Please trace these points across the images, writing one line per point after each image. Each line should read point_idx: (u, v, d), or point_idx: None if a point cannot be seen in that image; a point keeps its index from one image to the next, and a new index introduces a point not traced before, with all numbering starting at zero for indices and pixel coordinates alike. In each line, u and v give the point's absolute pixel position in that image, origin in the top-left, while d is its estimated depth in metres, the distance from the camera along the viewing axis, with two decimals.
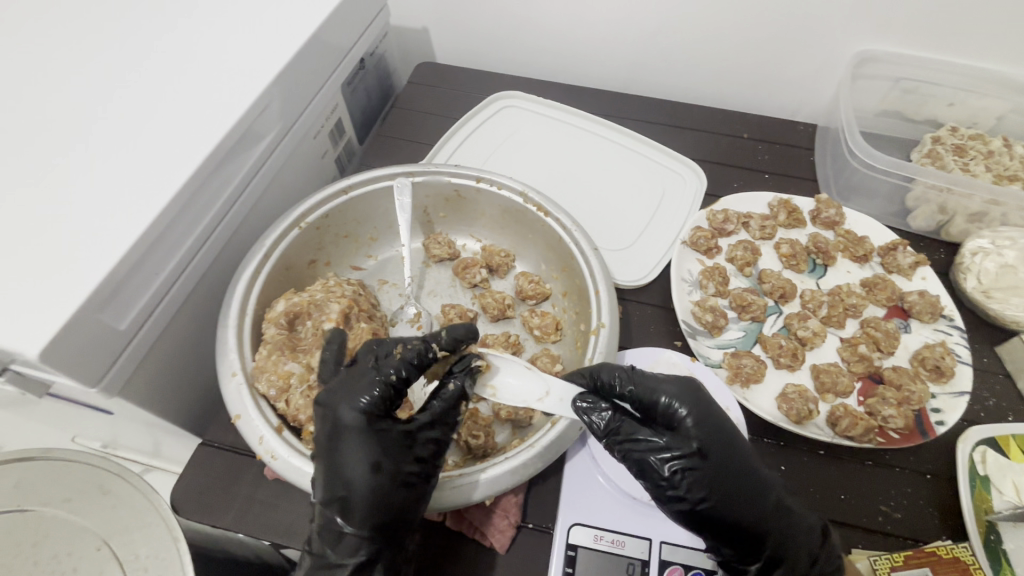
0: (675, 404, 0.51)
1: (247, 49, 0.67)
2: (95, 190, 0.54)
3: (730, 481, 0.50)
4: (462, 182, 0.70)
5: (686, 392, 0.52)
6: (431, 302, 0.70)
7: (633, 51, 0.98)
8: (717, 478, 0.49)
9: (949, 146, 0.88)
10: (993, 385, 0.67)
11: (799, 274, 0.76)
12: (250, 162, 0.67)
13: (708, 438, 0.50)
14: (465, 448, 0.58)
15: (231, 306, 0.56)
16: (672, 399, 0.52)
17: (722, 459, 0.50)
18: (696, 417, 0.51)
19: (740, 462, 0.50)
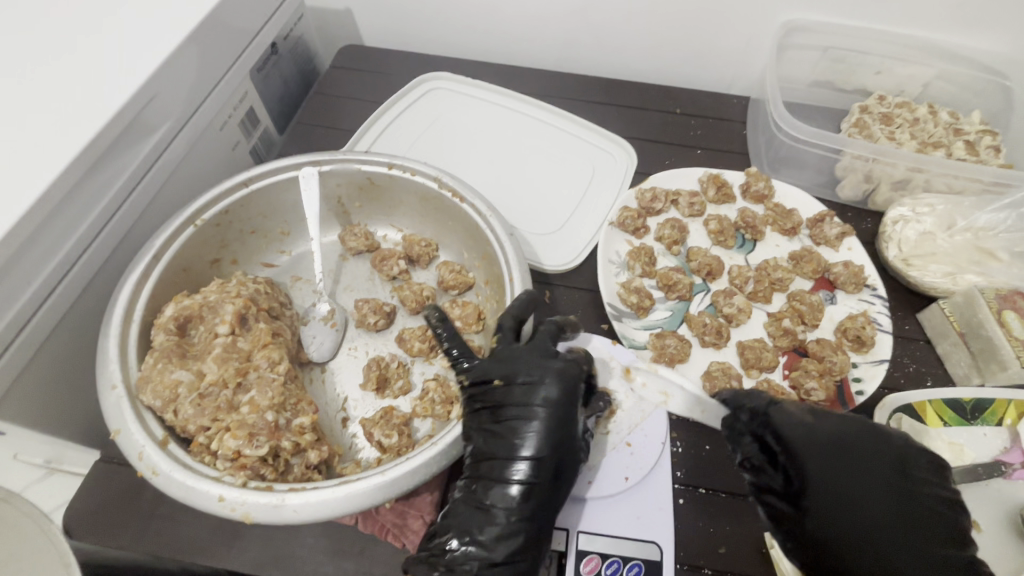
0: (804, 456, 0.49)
1: (130, 31, 0.62)
2: None
3: (841, 550, 0.46)
4: (374, 169, 0.67)
5: (813, 444, 0.49)
6: (347, 298, 0.67)
7: (563, 28, 0.95)
8: (826, 534, 0.46)
9: (876, 115, 0.87)
10: (913, 351, 0.67)
11: (727, 250, 0.76)
12: (141, 157, 0.62)
13: (827, 501, 0.47)
14: (379, 449, 0.55)
15: (113, 313, 0.52)
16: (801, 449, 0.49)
17: (835, 526, 0.46)
18: (820, 462, 0.49)
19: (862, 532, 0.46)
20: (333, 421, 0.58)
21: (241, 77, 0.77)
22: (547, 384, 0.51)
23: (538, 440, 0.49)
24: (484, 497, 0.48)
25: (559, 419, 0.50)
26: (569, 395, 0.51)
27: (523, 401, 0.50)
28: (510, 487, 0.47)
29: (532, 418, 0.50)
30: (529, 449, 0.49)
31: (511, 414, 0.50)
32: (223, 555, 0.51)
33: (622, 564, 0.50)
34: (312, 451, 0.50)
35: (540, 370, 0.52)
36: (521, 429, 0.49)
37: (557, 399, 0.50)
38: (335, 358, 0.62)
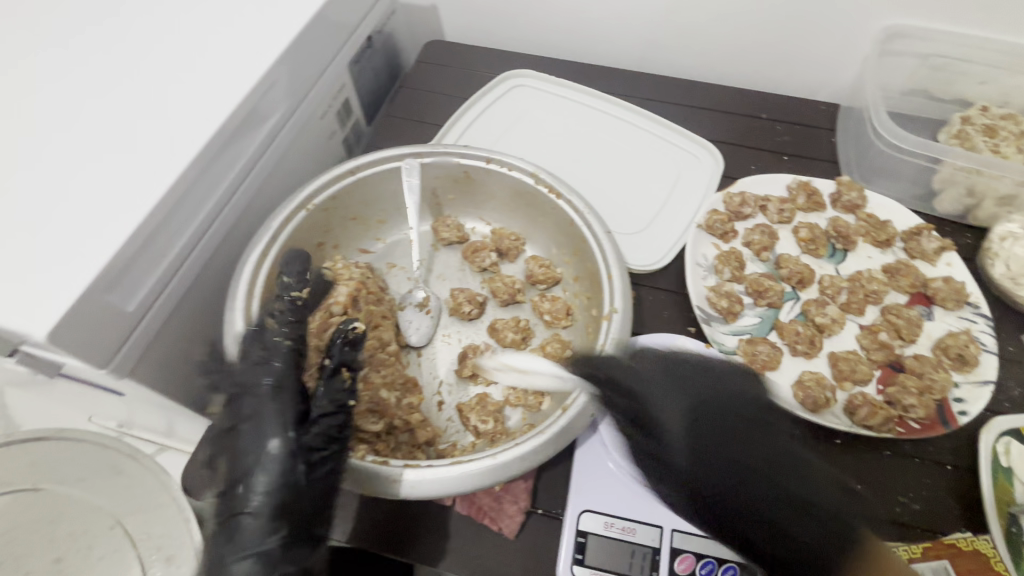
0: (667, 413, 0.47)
1: (253, 24, 0.65)
2: (89, 170, 0.53)
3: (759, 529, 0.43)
4: (471, 163, 0.69)
5: (698, 408, 0.46)
6: (440, 286, 0.69)
7: (648, 28, 0.95)
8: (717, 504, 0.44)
9: (980, 126, 0.84)
10: (1019, 374, 0.64)
11: (817, 259, 0.74)
12: (256, 142, 0.66)
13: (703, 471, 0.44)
14: (475, 434, 0.57)
15: (238, 288, 0.55)
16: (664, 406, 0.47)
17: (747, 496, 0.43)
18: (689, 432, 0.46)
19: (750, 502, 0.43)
20: (430, 404, 0.60)
21: (341, 70, 0.80)
22: (256, 386, 0.49)
23: (271, 441, 0.46)
24: (235, 518, 0.45)
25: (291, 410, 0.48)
26: (272, 392, 0.49)
27: (244, 412, 0.49)
28: (250, 510, 0.44)
29: (244, 427, 0.47)
30: (264, 456, 0.46)
31: (238, 426, 0.48)
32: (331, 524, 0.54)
33: (717, 566, 0.50)
34: (421, 429, 0.54)
35: (259, 373, 0.50)
36: (239, 442, 0.47)
37: (270, 400, 0.48)
38: (430, 344, 0.64)
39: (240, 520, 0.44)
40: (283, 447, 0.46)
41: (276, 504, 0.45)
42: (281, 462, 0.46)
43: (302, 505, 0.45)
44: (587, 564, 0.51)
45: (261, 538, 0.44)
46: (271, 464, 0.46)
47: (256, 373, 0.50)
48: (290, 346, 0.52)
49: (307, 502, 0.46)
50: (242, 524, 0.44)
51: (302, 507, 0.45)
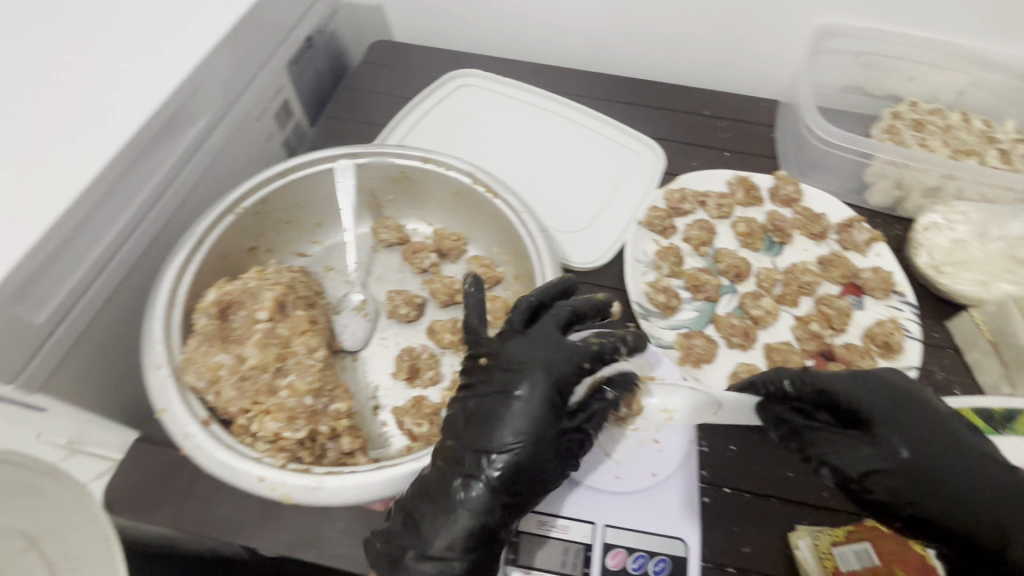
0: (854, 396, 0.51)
1: (177, 22, 0.63)
2: None
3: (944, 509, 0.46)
4: (408, 163, 0.68)
5: (889, 398, 0.50)
6: (378, 289, 0.68)
7: (592, 28, 0.95)
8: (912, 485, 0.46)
9: (908, 121, 0.87)
10: (942, 359, 0.67)
11: (755, 252, 0.76)
12: (182, 145, 0.63)
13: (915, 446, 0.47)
14: (410, 437, 0.56)
15: (158, 297, 0.54)
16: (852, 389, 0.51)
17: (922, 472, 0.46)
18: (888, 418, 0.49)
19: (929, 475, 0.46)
20: (365, 409, 0.59)
21: (278, 70, 0.78)
22: (534, 375, 0.48)
23: (514, 430, 0.46)
24: (438, 491, 0.46)
25: (536, 407, 0.47)
26: (553, 388, 0.48)
27: (501, 389, 0.48)
28: (472, 484, 0.45)
29: (508, 413, 0.47)
30: (505, 443, 0.46)
31: (491, 401, 0.48)
32: (251, 534, 0.53)
33: (648, 559, 0.50)
34: (347, 437, 0.51)
35: (524, 359, 0.49)
36: (495, 420, 0.47)
37: (539, 398, 0.47)
38: (367, 348, 0.63)
39: (457, 495, 0.46)
40: (532, 444, 0.46)
41: (511, 484, 0.46)
42: (535, 444, 0.46)
43: (522, 487, 0.46)
44: (520, 563, 0.51)
45: (473, 520, 0.45)
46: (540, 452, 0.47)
47: (534, 356, 0.49)
48: (582, 363, 0.49)
49: (518, 503, 0.46)
50: (465, 499, 0.45)
51: (529, 494, 0.47)
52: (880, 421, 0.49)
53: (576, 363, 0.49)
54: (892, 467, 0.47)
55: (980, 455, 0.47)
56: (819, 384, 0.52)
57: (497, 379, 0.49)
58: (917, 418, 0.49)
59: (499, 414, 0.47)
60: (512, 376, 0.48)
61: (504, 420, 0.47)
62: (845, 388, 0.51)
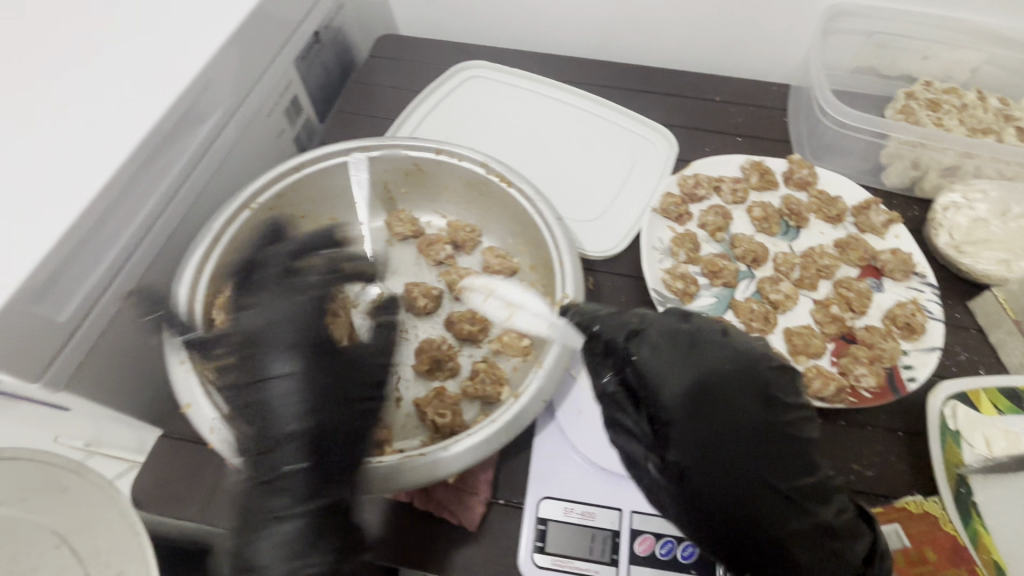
0: (664, 389, 0.44)
1: (184, 19, 0.63)
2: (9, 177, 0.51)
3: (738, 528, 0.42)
4: (421, 155, 0.68)
5: (676, 386, 0.44)
6: (395, 282, 0.69)
7: (599, 16, 0.94)
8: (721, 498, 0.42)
9: (923, 101, 0.85)
10: (965, 339, 0.66)
11: (771, 237, 0.75)
12: (196, 142, 0.63)
13: (692, 454, 0.43)
14: (432, 427, 0.56)
15: (178, 294, 0.54)
16: (664, 380, 0.45)
17: (702, 484, 0.42)
18: (689, 418, 0.43)
19: (725, 490, 0.42)
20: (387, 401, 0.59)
21: (286, 66, 0.78)
22: (282, 357, 0.49)
23: (291, 414, 0.47)
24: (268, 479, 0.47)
25: (299, 389, 0.48)
26: (315, 350, 0.50)
27: (261, 376, 0.48)
28: (290, 472, 0.46)
29: (281, 393, 0.48)
30: (287, 429, 0.47)
31: (269, 396, 0.48)
32: None
33: (676, 544, 0.50)
34: (372, 428, 0.51)
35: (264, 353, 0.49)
36: (271, 407, 0.48)
37: (309, 366, 0.49)
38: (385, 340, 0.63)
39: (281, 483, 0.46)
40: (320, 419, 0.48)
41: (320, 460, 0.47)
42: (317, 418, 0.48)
43: (335, 458, 0.48)
44: (548, 551, 0.50)
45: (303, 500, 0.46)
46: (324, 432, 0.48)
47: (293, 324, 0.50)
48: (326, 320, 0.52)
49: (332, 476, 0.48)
50: (286, 484, 0.46)
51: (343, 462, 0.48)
52: (683, 424, 0.43)
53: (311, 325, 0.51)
54: (724, 476, 0.42)
55: (792, 505, 0.42)
56: (642, 370, 0.45)
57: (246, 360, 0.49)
58: (705, 425, 0.43)
59: (267, 399, 0.48)
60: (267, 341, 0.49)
61: (281, 406, 0.47)
62: (742, 400, 0.44)
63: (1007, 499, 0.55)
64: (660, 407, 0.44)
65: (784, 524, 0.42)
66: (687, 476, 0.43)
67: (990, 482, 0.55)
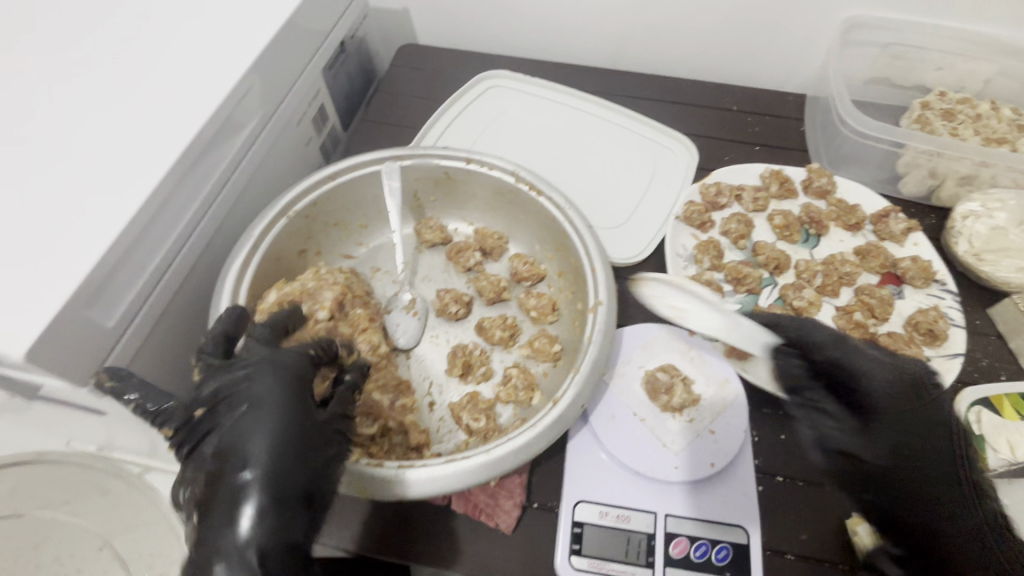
0: (862, 376, 0.50)
1: (223, 32, 0.65)
2: (59, 186, 0.52)
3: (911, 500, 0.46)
4: (452, 163, 0.69)
5: (893, 378, 0.50)
6: (425, 288, 0.70)
7: (618, 27, 0.96)
8: (887, 473, 0.47)
9: (938, 111, 0.87)
10: (987, 346, 0.67)
11: (792, 245, 0.76)
12: (232, 151, 0.65)
13: (903, 437, 0.48)
14: (468, 433, 0.57)
15: (221, 300, 0.55)
16: (862, 370, 0.50)
17: (916, 465, 0.47)
18: (896, 407, 0.49)
19: (937, 469, 0.47)
20: (422, 405, 0.60)
21: (315, 76, 0.79)
22: (251, 381, 0.44)
23: (261, 449, 0.41)
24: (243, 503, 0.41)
25: (276, 427, 0.42)
26: (286, 380, 0.45)
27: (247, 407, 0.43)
28: (239, 516, 0.39)
29: (252, 431, 0.42)
30: (253, 457, 0.41)
31: (238, 420, 0.43)
32: (315, 526, 0.54)
33: (710, 547, 0.51)
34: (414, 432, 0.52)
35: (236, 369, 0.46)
36: (244, 440, 0.42)
37: (278, 393, 0.44)
38: (419, 345, 0.64)
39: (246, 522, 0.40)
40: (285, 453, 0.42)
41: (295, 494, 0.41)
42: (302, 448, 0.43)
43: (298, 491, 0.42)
44: (584, 554, 0.51)
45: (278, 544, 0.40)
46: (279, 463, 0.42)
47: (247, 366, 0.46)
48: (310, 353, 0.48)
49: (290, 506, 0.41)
50: (252, 524, 0.40)
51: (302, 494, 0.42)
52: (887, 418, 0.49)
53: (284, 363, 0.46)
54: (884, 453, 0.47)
55: (946, 478, 0.47)
56: (853, 369, 0.50)
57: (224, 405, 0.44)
58: (916, 413, 0.49)
59: (237, 433, 0.42)
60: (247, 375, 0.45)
61: (254, 432, 0.42)
62: (877, 380, 0.50)
63: None
64: (862, 401, 0.49)
65: (939, 485, 0.46)
66: (898, 459, 0.47)
67: None
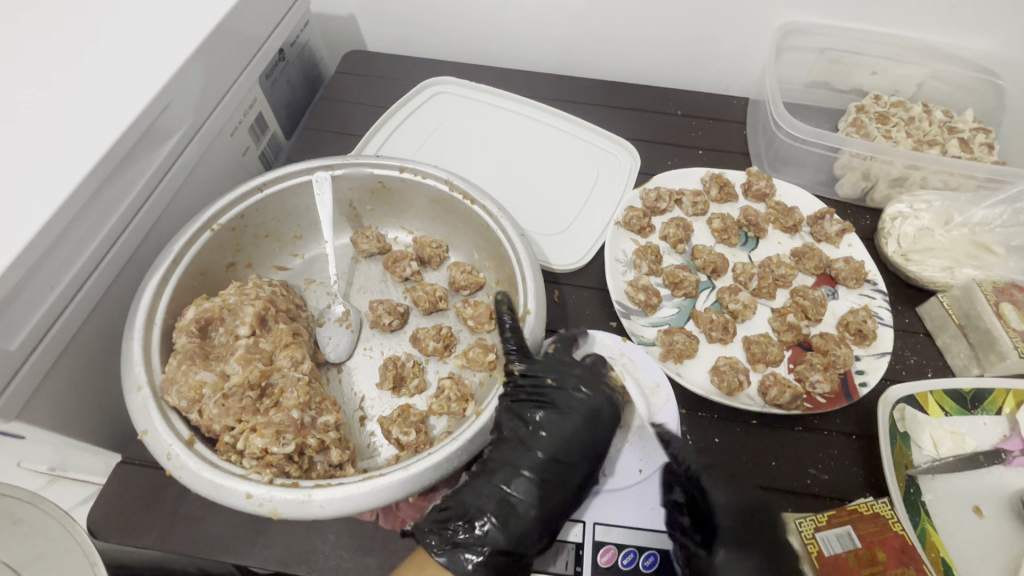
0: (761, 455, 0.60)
1: (145, 40, 0.62)
2: None
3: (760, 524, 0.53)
4: (386, 173, 0.68)
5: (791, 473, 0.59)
6: (360, 299, 0.69)
7: (564, 32, 0.96)
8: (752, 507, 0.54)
9: (873, 115, 0.89)
10: (915, 344, 0.69)
11: (731, 248, 0.77)
12: (156, 163, 0.63)
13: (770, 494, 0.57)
14: (398, 447, 0.56)
15: (135, 317, 0.53)
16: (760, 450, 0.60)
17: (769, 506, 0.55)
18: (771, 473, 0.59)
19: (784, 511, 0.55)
20: (352, 420, 0.59)
21: (251, 83, 0.77)
22: (604, 403, 0.56)
23: (574, 446, 0.53)
24: (500, 490, 0.51)
25: (591, 432, 0.54)
26: (608, 405, 0.56)
27: (568, 406, 0.55)
28: (522, 484, 0.51)
29: (569, 425, 0.54)
30: (563, 450, 0.53)
31: (557, 420, 0.54)
32: (234, 550, 0.52)
33: (638, 554, 0.51)
34: (335, 449, 0.51)
35: (572, 387, 0.57)
36: (554, 429, 0.54)
37: (589, 406, 0.55)
38: (351, 359, 0.63)
39: (508, 500, 0.50)
40: (583, 456, 0.53)
41: (567, 481, 0.52)
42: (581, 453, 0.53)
43: (581, 485, 0.52)
44: None
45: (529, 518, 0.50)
46: (597, 460, 0.54)
47: (595, 374, 0.58)
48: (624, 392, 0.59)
49: (569, 503, 0.52)
50: (517, 501, 0.50)
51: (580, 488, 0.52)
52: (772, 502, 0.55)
53: (569, 380, 0.57)
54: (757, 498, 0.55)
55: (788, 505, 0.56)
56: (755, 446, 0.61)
57: (558, 397, 0.56)
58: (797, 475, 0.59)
59: (538, 427, 0.54)
60: (583, 385, 0.57)
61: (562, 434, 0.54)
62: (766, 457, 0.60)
63: (955, 496, 0.57)
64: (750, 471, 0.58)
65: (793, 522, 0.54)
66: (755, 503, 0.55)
67: (938, 481, 0.58)
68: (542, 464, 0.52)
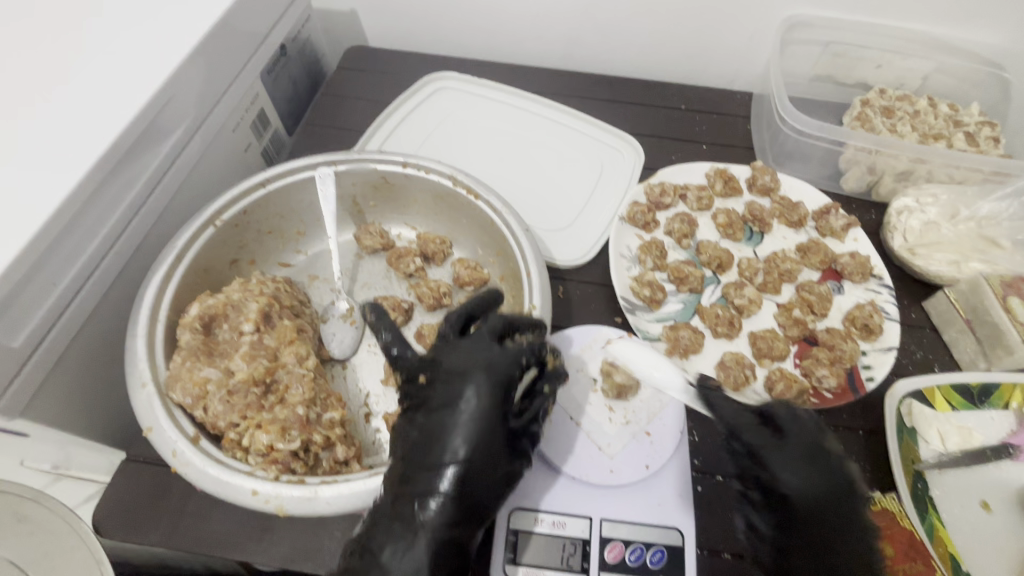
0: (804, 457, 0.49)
1: (146, 35, 0.62)
2: None
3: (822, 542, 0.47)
4: (389, 168, 0.68)
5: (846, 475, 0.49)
6: (363, 295, 0.69)
7: (567, 27, 0.96)
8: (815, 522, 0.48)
9: (878, 109, 0.89)
10: (922, 338, 0.69)
11: (736, 243, 0.77)
12: (158, 159, 0.62)
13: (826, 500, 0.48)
14: None
15: (139, 314, 0.53)
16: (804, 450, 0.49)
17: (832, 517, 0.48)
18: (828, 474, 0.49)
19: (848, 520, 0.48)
20: (357, 416, 0.59)
21: (252, 79, 0.77)
22: (474, 382, 0.49)
23: (461, 443, 0.47)
24: (395, 508, 0.46)
25: (481, 419, 0.48)
26: (496, 386, 0.49)
27: (446, 401, 0.49)
28: (431, 499, 0.46)
29: (455, 425, 0.48)
30: (455, 453, 0.47)
31: (437, 417, 0.49)
32: (240, 547, 0.52)
33: (646, 550, 0.51)
34: (341, 445, 0.51)
35: (451, 387, 0.50)
36: (444, 433, 0.48)
37: (470, 391, 0.49)
38: (355, 354, 0.63)
39: (415, 512, 0.45)
40: (483, 453, 0.47)
41: (481, 481, 0.47)
42: (483, 449, 0.47)
43: (492, 478, 0.47)
44: (520, 563, 0.51)
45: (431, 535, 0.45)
46: (497, 449, 0.47)
47: (484, 351, 0.51)
48: (522, 358, 0.50)
49: (485, 505, 0.47)
50: (420, 518, 0.45)
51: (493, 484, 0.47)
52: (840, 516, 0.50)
53: (456, 369, 0.50)
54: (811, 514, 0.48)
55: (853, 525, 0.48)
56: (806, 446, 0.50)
57: (443, 387, 0.50)
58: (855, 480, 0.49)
59: (430, 425, 0.49)
60: (462, 369, 0.50)
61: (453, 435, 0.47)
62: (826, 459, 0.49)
63: (962, 491, 0.57)
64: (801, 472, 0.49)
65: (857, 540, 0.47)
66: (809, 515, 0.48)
67: (946, 476, 0.57)
68: (444, 473, 0.46)
